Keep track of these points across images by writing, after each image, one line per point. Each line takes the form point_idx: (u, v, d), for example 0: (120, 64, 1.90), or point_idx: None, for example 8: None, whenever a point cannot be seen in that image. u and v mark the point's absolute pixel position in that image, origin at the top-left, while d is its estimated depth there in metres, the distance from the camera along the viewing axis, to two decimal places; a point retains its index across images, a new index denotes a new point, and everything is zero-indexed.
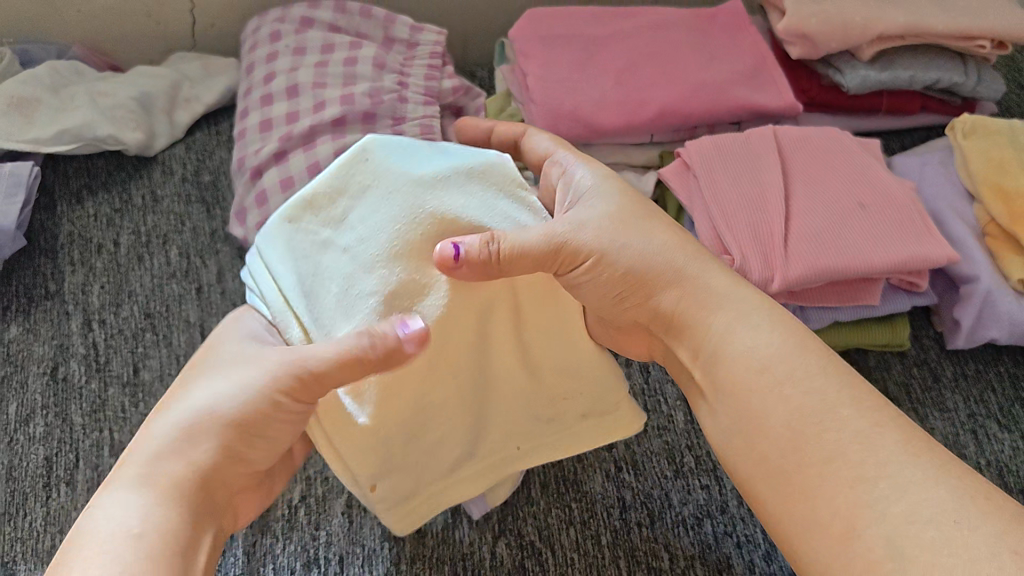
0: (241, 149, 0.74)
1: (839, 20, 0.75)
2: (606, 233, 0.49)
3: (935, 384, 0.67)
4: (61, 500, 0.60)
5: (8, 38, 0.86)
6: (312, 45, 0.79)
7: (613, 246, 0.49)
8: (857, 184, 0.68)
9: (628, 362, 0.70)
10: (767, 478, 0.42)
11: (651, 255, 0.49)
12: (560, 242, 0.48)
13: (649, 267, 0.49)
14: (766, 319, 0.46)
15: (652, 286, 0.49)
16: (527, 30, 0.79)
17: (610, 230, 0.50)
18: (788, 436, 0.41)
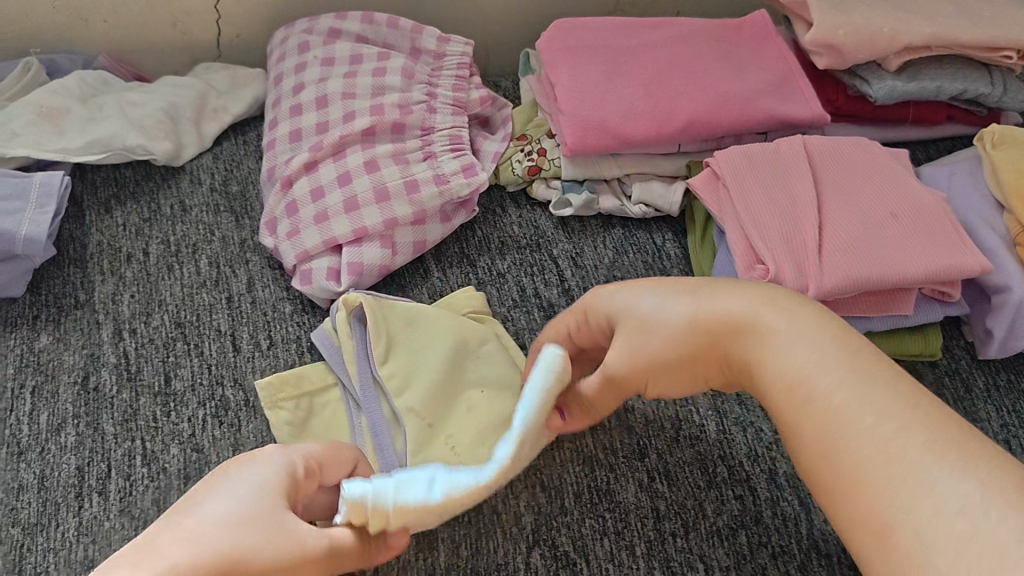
0: (270, 159, 0.75)
1: (866, 31, 0.75)
2: (684, 304, 0.52)
3: (967, 394, 0.67)
4: (94, 510, 0.60)
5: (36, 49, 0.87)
6: (341, 56, 0.79)
7: (695, 309, 0.51)
8: (887, 193, 0.68)
9: None
10: (841, 488, 0.42)
11: (729, 310, 0.51)
12: (643, 321, 0.53)
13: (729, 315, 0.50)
14: (822, 335, 0.47)
15: (730, 332, 0.50)
16: (554, 42, 0.80)
17: (687, 301, 0.52)
18: (863, 440, 0.42)
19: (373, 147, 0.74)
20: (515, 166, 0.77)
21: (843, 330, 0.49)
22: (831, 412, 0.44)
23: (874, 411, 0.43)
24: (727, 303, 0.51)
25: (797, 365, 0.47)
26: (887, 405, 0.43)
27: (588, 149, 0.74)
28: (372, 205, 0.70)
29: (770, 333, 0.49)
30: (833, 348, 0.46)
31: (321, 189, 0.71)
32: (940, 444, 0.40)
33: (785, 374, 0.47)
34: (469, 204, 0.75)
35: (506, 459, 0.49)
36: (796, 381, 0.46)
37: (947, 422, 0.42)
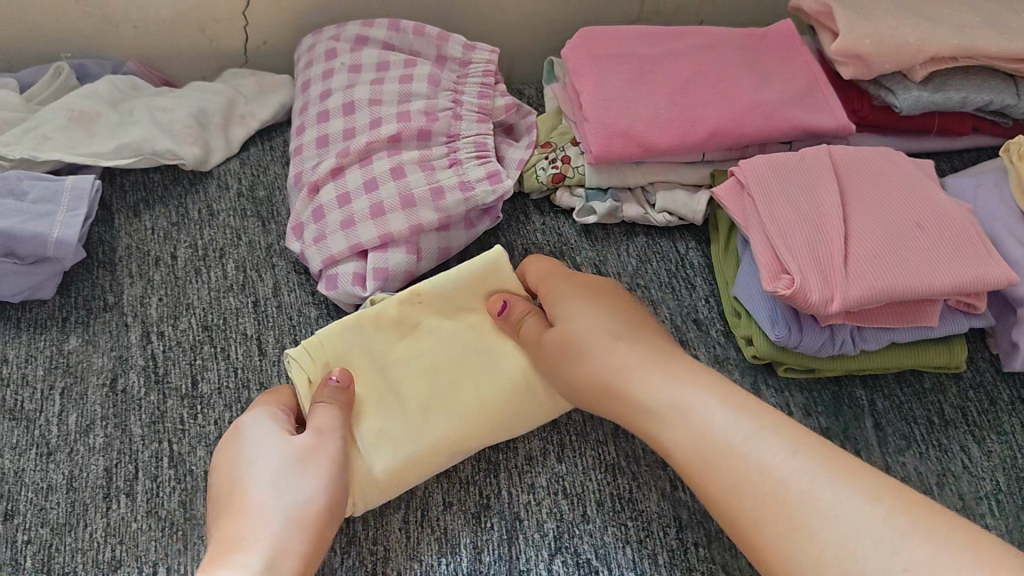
0: (297, 165, 0.76)
1: (893, 42, 0.75)
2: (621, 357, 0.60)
3: (991, 407, 0.68)
4: (122, 511, 0.61)
5: (67, 54, 0.88)
6: (367, 63, 0.80)
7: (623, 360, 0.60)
8: (913, 204, 0.68)
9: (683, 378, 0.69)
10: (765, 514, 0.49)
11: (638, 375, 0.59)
12: (577, 347, 0.62)
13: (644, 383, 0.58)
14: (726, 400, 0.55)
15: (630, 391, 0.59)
16: (580, 50, 0.80)
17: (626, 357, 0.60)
18: (765, 494, 0.49)
19: (399, 154, 0.74)
20: (539, 174, 0.77)
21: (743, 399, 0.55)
22: (727, 457, 0.52)
23: (766, 462, 0.50)
24: (649, 367, 0.59)
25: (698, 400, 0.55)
26: (777, 454, 0.51)
27: (612, 157, 0.74)
28: (399, 211, 0.71)
29: (672, 398, 0.56)
30: (715, 406, 0.55)
31: (348, 195, 0.72)
32: (890, 509, 0.46)
33: (679, 403, 0.56)
34: (492, 212, 0.75)
35: (442, 280, 0.67)
36: (700, 437, 0.53)
37: (847, 466, 0.49)
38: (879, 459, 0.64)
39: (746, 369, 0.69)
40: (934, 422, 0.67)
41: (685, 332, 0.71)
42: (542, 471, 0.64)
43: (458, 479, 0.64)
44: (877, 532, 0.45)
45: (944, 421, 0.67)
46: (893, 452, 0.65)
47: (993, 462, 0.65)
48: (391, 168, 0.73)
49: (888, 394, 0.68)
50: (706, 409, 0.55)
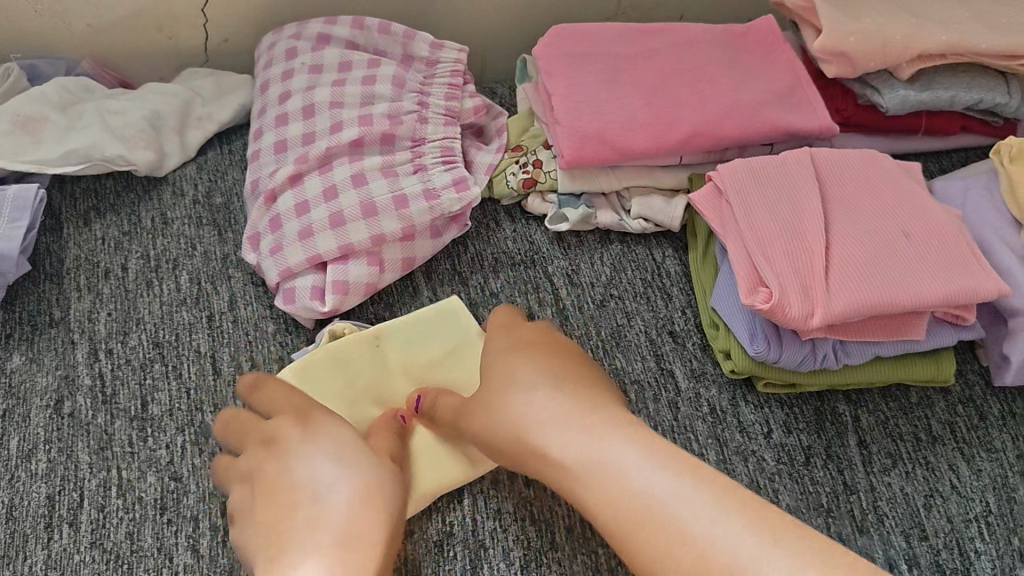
0: (254, 171, 0.72)
1: (877, 39, 0.72)
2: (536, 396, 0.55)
3: (981, 423, 0.65)
4: (64, 542, 0.57)
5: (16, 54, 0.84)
6: (329, 63, 0.76)
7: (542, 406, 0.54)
8: (899, 211, 0.65)
9: (656, 398, 0.64)
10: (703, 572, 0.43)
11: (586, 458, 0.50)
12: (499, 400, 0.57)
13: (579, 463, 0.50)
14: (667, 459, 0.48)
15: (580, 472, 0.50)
16: (552, 49, 0.76)
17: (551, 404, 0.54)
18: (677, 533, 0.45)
19: (361, 160, 0.71)
20: (510, 179, 0.74)
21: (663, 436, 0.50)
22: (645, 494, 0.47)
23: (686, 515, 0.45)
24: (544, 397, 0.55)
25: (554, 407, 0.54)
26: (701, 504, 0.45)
27: (585, 162, 0.70)
28: (359, 220, 0.67)
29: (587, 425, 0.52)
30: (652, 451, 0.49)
31: (306, 204, 0.68)
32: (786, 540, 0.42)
33: (537, 413, 0.54)
34: (460, 220, 0.72)
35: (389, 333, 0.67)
36: (608, 471, 0.49)
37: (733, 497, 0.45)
38: (863, 479, 0.61)
39: (724, 384, 0.66)
40: (921, 439, 0.64)
41: (661, 345, 0.68)
42: (508, 496, 0.61)
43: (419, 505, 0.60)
44: (718, 519, 0.44)
45: (932, 438, 0.64)
46: (879, 471, 0.62)
47: (983, 481, 0.61)
48: (351, 174, 0.69)
49: (873, 409, 0.65)
50: (593, 417, 0.52)
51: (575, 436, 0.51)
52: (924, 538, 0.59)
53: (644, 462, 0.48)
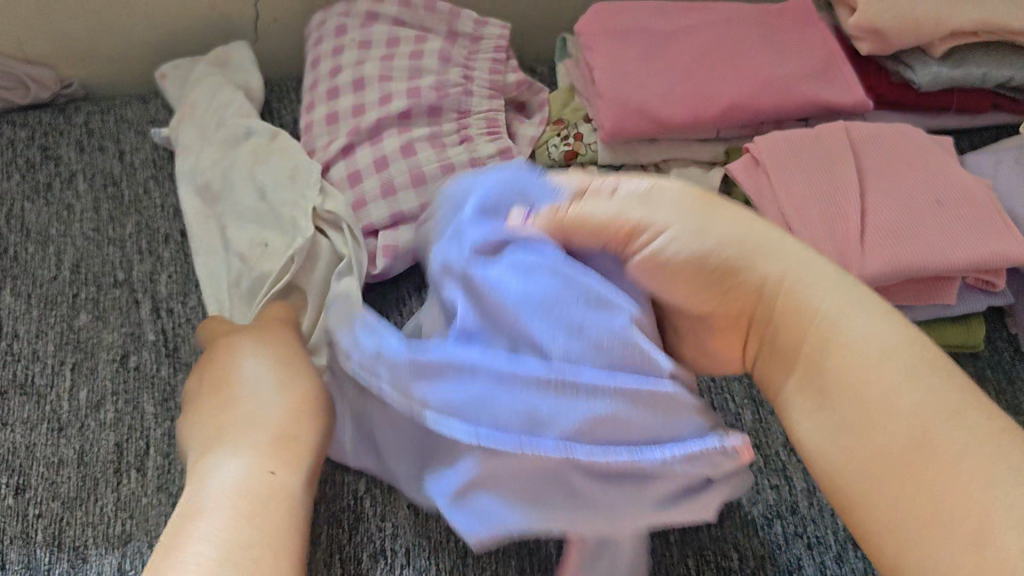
0: (308, 142, 0.76)
1: (911, 17, 0.73)
2: (792, 267, 0.46)
3: (1010, 386, 0.66)
4: (131, 486, 0.60)
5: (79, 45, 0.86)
6: (377, 39, 0.79)
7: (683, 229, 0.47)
8: (930, 179, 0.67)
9: None
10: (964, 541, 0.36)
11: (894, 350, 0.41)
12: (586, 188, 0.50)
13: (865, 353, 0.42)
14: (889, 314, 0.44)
15: (871, 384, 0.41)
16: (594, 24, 0.79)
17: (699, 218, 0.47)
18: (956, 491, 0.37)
19: (409, 130, 0.74)
20: (551, 151, 0.77)
21: (934, 359, 0.41)
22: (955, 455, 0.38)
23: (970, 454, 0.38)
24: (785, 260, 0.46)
25: (861, 331, 0.43)
26: (965, 427, 0.38)
27: (625, 134, 0.73)
28: (409, 189, 0.71)
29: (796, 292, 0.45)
30: (891, 331, 0.42)
31: (358, 174, 0.72)
32: None
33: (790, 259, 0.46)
34: None
35: None
36: (868, 353, 0.42)
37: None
38: None
39: None
40: None
41: None
42: None
43: None
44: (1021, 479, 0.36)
45: None
46: None
47: None
48: (400, 145, 0.72)
49: None
50: (852, 304, 0.44)
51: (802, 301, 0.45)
52: None
53: (893, 382, 0.40)
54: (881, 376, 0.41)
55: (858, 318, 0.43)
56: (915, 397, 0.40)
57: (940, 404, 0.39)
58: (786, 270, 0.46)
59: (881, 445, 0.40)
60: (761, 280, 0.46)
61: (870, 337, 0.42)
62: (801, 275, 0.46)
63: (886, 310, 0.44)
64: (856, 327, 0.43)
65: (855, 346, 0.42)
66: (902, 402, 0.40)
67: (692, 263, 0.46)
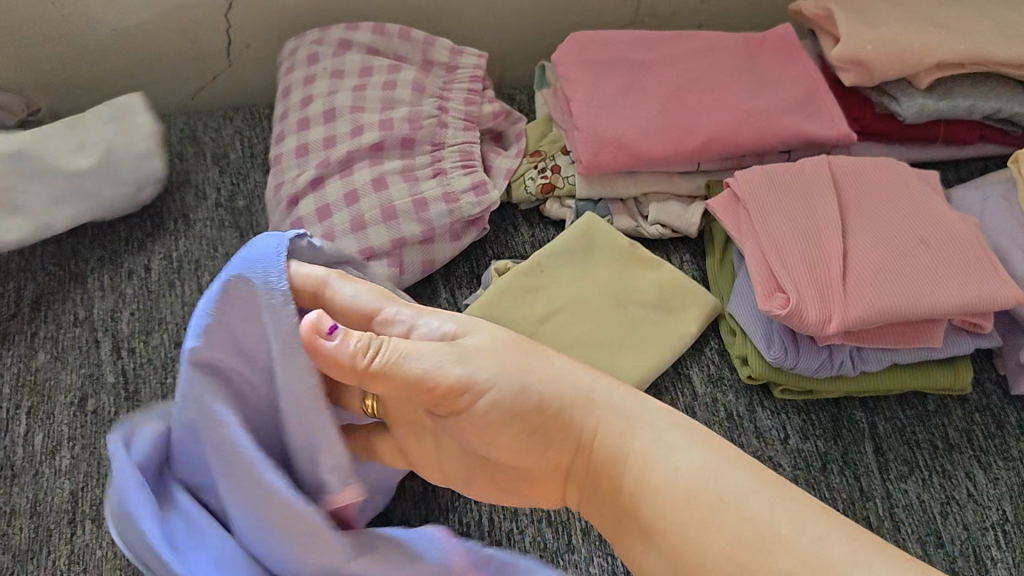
0: (276, 175, 0.73)
1: (896, 49, 0.72)
2: (651, 439, 0.47)
3: (998, 431, 0.64)
4: (86, 537, 0.58)
5: (46, 70, 0.83)
6: (350, 68, 0.77)
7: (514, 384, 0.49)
8: (915, 218, 0.65)
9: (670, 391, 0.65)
10: None
11: (704, 486, 0.44)
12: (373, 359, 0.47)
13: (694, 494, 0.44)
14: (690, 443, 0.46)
15: (704, 505, 0.43)
16: (571, 53, 0.77)
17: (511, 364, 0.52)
18: None
19: (381, 163, 0.72)
20: (527, 183, 0.75)
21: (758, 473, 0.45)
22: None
23: None
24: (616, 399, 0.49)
25: (687, 458, 0.45)
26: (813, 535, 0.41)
27: (603, 168, 0.71)
28: (380, 224, 0.68)
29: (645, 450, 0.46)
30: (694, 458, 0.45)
31: (328, 209, 0.69)
32: None
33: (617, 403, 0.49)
34: (478, 224, 0.72)
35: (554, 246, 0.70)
36: (693, 483, 0.44)
37: None
38: (880, 485, 0.61)
39: (741, 390, 0.66)
40: (938, 447, 0.63)
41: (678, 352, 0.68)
42: None
43: (434, 505, 0.60)
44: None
45: (949, 446, 0.63)
46: (895, 478, 0.61)
47: (1000, 490, 0.61)
48: (372, 178, 0.70)
49: (890, 417, 0.65)
50: (652, 439, 0.47)
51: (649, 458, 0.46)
52: (941, 545, 0.58)
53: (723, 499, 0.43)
54: (699, 509, 0.43)
55: (679, 454, 0.46)
56: (758, 512, 0.42)
57: (780, 526, 0.41)
58: (649, 436, 0.46)
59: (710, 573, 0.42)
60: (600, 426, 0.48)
61: (678, 466, 0.45)
62: (653, 449, 0.46)
63: (702, 436, 0.47)
64: (669, 461, 0.45)
65: (661, 487, 0.45)
66: (742, 514, 0.42)
67: (515, 414, 0.49)
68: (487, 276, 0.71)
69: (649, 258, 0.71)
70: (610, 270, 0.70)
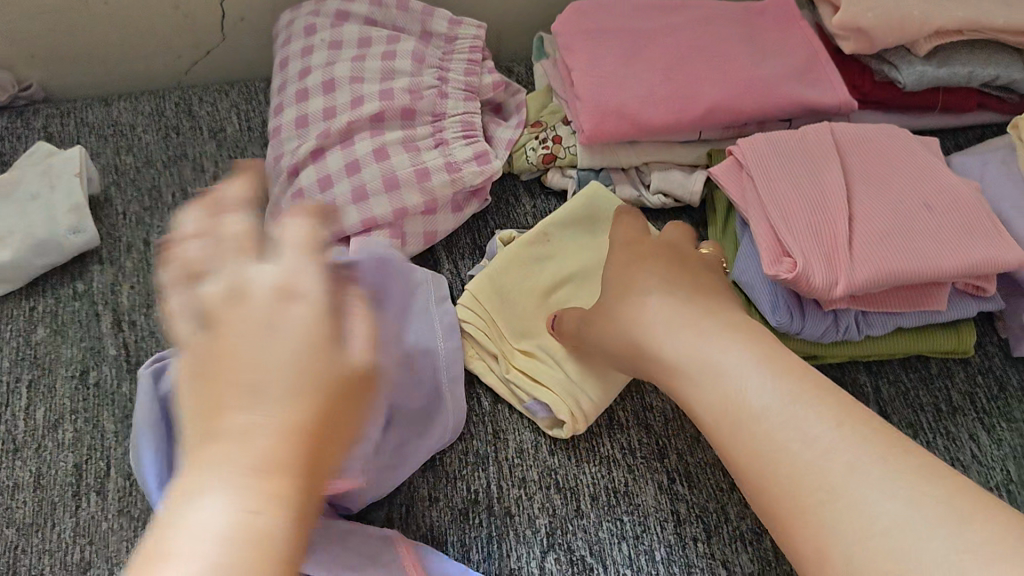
0: (276, 147, 0.73)
1: (896, 16, 0.72)
2: (715, 357, 0.51)
3: (1001, 393, 0.65)
4: (92, 509, 0.57)
5: (37, 45, 0.82)
6: (348, 39, 0.76)
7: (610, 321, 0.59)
8: (918, 182, 0.65)
9: None
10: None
11: (753, 402, 0.47)
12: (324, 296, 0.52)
13: (744, 409, 0.47)
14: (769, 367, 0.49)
15: (747, 421, 0.47)
16: (570, 24, 0.76)
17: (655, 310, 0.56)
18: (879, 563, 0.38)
19: (382, 134, 0.71)
20: (529, 154, 0.75)
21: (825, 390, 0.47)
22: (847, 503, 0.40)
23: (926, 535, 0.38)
24: (675, 335, 0.54)
25: (747, 379, 0.49)
26: (846, 440, 0.43)
27: (605, 138, 0.71)
28: (382, 194, 0.68)
29: (705, 370, 0.51)
30: (760, 378, 0.48)
31: (329, 179, 0.69)
32: None
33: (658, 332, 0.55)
34: (480, 194, 0.72)
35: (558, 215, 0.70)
36: (749, 406, 0.47)
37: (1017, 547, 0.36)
38: None
39: None
40: (941, 410, 0.64)
41: None
42: (533, 465, 0.61)
43: (442, 473, 0.60)
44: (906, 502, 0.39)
45: (952, 409, 0.64)
46: None
47: (1004, 451, 0.61)
48: (373, 148, 0.70)
49: (893, 381, 0.65)
50: (719, 354, 0.51)
51: (720, 380, 0.50)
52: None
53: (762, 408, 0.47)
54: (774, 423, 0.46)
55: (752, 379, 0.48)
56: (808, 437, 0.44)
57: (809, 435, 0.44)
58: (707, 346, 0.52)
59: (761, 474, 0.45)
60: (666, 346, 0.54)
61: (740, 388, 0.49)
62: (720, 374, 0.50)
63: (761, 358, 0.50)
64: (739, 379, 0.49)
65: (740, 405, 0.48)
66: (793, 440, 0.44)
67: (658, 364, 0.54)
68: (491, 246, 0.70)
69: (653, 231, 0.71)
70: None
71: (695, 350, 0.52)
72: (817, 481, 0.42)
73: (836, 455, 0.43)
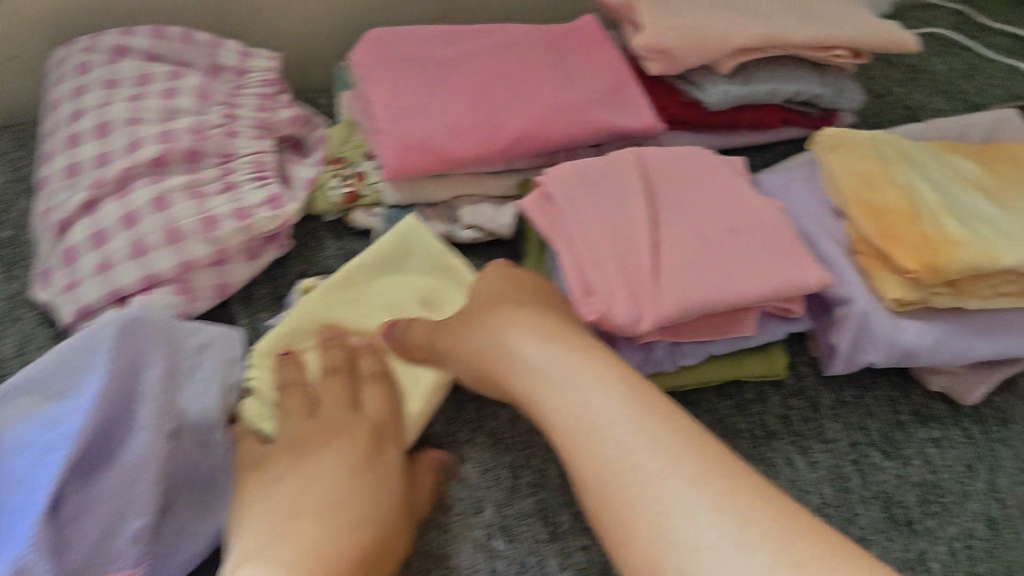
0: (45, 201, 0.65)
1: (696, 36, 0.71)
2: (563, 367, 0.52)
3: (814, 414, 0.65)
4: None
5: None
6: (125, 77, 0.70)
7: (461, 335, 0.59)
8: (722, 207, 0.64)
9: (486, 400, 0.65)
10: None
11: (596, 414, 0.48)
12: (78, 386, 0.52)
13: (587, 422, 0.48)
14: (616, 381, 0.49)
15: (590, 433, 0.47)
16: (368, 53, 0.72)
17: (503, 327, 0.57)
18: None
19: (163, 180, 0.65)
20: (330, 194, 0.71)
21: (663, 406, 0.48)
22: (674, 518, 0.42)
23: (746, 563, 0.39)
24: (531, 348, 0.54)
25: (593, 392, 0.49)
26: (680, 462, 0.44)
27: (408, 173, 0.67)
28: (163, 248, 0.62)
29: (553, 383, 0.51)
30: (621, 404, 0.48)
31: (104, 234, 0.62)
32: None
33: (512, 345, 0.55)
34: (278, 239, 0.68)
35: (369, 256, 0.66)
36: (596, 421, 0.48)
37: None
38: None
39: None
40: (757, 435, 0.63)
41: None
42: None
43: None
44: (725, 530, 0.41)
45: (768, 434, 0.63)
46: None
47: (819, 473, 0.61)
48: (152, 196, 0.63)
49: (709, 409, 0.64)
50: (568, 367, 0.51)
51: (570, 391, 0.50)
52: None
53: (608, 421, 0.47)
54: (613, 440, 0.46)
55: (596, 393, 0.49)
56: (645, 458, 0.45)
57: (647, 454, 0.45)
58: (555, 358, 0.53)
59: (596, 484, 0.46)
60: (519, 355, 0.54)
61: (584, 401, 0.49)
62: (565, 383, 0.51)
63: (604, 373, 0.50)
64: (584, 394, 0.49)
65: (585, 416, 0.48)
66: (632, 457, 0.45)
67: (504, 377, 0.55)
68: (291, 296, 0.66)
69: (459, 270, 0.67)
70: (418, 284, 0.67)
71: (547, 362, 0.53)
72: (643, 494, 0.44)
73: (669, 472, 0.44)
